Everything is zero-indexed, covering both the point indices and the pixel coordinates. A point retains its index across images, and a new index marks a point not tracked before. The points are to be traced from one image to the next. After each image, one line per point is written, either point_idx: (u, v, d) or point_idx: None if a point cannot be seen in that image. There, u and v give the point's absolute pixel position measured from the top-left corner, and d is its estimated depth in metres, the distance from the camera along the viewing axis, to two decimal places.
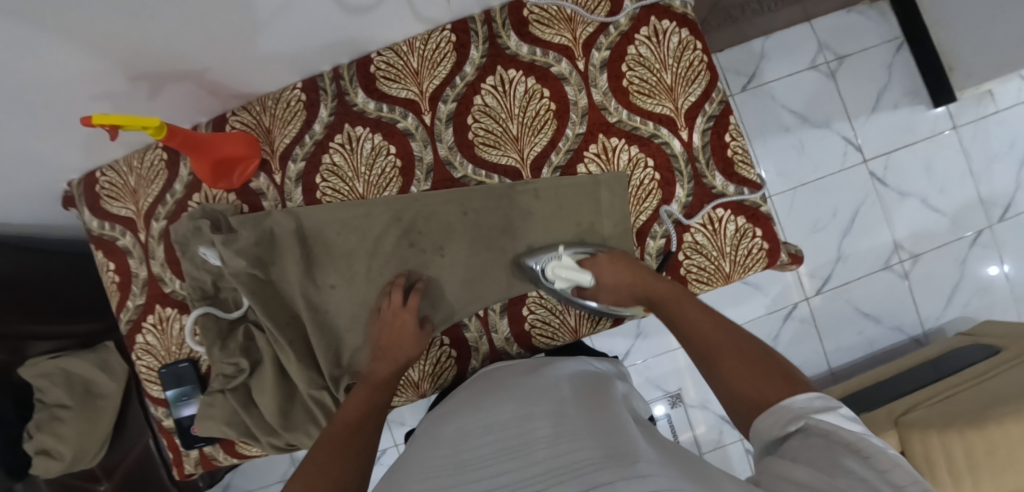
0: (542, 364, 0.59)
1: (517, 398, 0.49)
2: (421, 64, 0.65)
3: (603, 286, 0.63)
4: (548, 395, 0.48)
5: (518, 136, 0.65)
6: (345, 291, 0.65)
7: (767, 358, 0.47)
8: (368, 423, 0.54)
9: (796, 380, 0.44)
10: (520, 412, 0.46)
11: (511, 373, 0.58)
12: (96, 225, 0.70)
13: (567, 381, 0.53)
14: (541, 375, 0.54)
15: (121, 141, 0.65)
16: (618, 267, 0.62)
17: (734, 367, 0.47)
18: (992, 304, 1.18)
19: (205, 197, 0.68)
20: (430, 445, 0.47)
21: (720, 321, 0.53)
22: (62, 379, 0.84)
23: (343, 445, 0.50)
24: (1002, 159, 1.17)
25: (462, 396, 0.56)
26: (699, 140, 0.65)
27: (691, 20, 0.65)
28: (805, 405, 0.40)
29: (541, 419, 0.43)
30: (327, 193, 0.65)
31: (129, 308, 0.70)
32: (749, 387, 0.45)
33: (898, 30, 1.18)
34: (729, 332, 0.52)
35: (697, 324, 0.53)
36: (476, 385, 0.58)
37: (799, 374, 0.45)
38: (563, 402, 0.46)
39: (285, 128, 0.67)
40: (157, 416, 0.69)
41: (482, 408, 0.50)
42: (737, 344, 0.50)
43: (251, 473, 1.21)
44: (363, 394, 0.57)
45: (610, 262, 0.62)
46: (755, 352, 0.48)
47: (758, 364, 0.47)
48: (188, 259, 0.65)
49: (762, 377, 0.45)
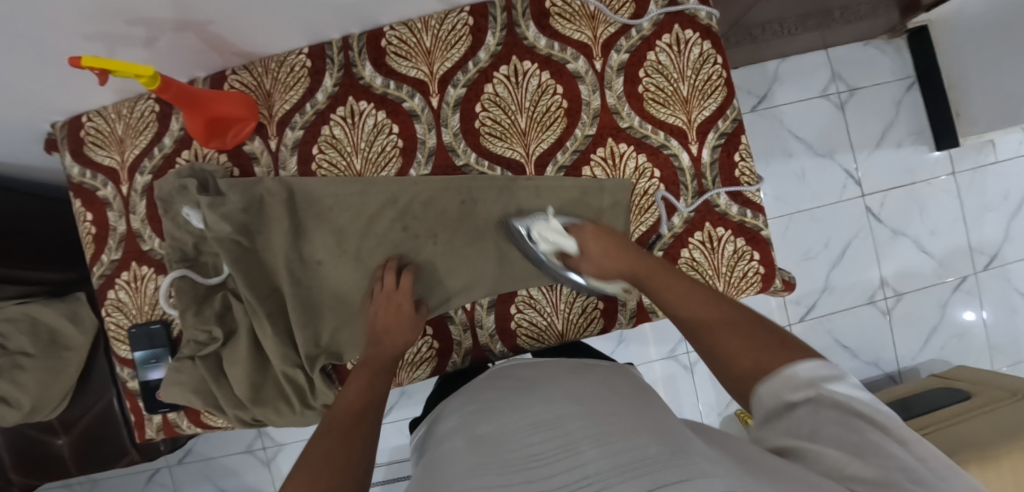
0: (556, 371, 0.57)
1: (550, 400, 0.49)
2: (434, 44, 0.63)
3: (586, 256, 0.60)
4: (578, 399, 0.48)
5: (526, 130, 0.63)
6: (332, 268, 0.63)
7: (761, 329, 0.45)
8: (376, 404, 0.52)
9: (791, 345, 0.42)
10: (557, 412, 0.46)
11: (528, 377, 0.56)
12: (77, 173, 0.67)
13: (601, 387, 0.53)
14: (562, 385, 0.52)
15: (110, 87, 0.62)
16: (603, 238, 0.59)
17: (720, 331, 0.46)
18: (966, 350, 1.20)
19: (195, 155, 0.65)
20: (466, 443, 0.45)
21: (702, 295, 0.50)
22: (28, 326, 0.83)
23: (348, 426, 0.48)
24: (995, 209, 1.19)
25: (490, 395, 0.54)
26: (708, 156, 0.64)
27: (715, 33, 0.64)
28: (814, 372, 0.38)
29: (576, 421, 0.43)
30: (323, 166, 0.63)
31: (103, 262, 0.66)
32: (745, 366, 0.42)
33: (911, 70, 1.18)
34: (713, 303, 0.49)
35: (683, 301, 0.50)
36: (506, 383, 0.56)
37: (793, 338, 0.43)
38: (598, 405, 0.47)
39: (286, 94, 0.64)
40: (122, 376, 0.67)
41: (515, 409, 0.48)
42: (723, 317, 0.47)
43: (215, 442, 1.19)
44: (364, 380, 0.54)
45: (596, 236, 0.59)
46: (747, 324, 0.45)
47: (751, 336, 0.44)
48: (170, 218, 0.63)
49: (758, 350, 0.43)
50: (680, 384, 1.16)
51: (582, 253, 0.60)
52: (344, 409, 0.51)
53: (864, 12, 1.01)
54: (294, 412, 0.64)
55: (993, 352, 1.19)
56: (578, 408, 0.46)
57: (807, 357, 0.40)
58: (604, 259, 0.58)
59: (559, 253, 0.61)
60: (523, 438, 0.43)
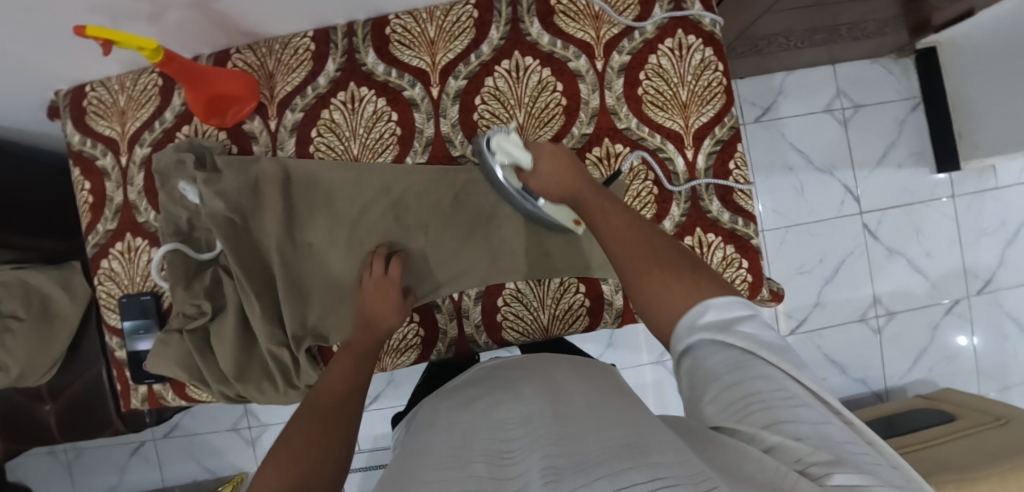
0: (539, 365, 0.58)
1: (523, 396, 0.50)
2: (438, 34, 0.63)
3: (538, 174, 0.57)
4: (551, 395, 0.49)
5: (524, 125, 0.64)
6: (322, 251, 0.64)
7: (680, 259, 0.45)
8: (358, 384, 0.53)
9: (703, 276, 0.43)
10: (528, 409, 0.47)
11: (508, 373, 0.58)
12: (77, 141, 0.67)
13: (578, 383, 0.53)
14: (536, 379, 0.54)
15: (115, 59, 0.63)
16: (557, 157, 0.56)
17: (646, 265, 0.44)
18: (955, 374, 1.19)
19: (194, 131, 0.66)
20: (441, 438, 0.47)
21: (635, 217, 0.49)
22: (21, 292, 0.84)
23: (329, 408, 0.49)
24: (992, 234, 1.18)
25: (468, 394, 0.55)
26: (703, 162, 0.65)
27: (717, 40, 0.64)
28: (719, 313, 0.39)
29: (543, 416, 0.44)
30: (320, 149, 0.64)
31: (98, 232, 0.67)
32: (661, 290, 0.43)
33: (916, 90, 1.18)
34: (642, 228, 0.48)
35: (617, 223, 0.49)
36: (486, 381, 0.57)
37: (705, 270, 0.44)
38: (576, 403, 0.47)
39: (288, 75, 0.64)
40: (111, 345, 0.68)
41: (489, 406, 0.50)
42: (649, 243, 0.46)
43: (201, 418, 1.20)
44: (348, 362, 0.54)
45: (552, 155, 0.57)
46: (670, 253, 0.45)
47: (671, 270, 0.44)
48: (166, 192, 0.63)
49: (676, 278, 0.43)
50: (666, 390, 1.16)
51: (535, 169, 0.57)
52: (328, 390, 0.51)
53: (872, 30, 1.02)
54: (277, 391, 0.65)
55: (982, 377, 1.19)
56: (550, 405, 0.46)
57: (724, 292, 0.41)
58: (554, 181, 0.56)
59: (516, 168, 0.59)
60: (491, 433, 0.44)
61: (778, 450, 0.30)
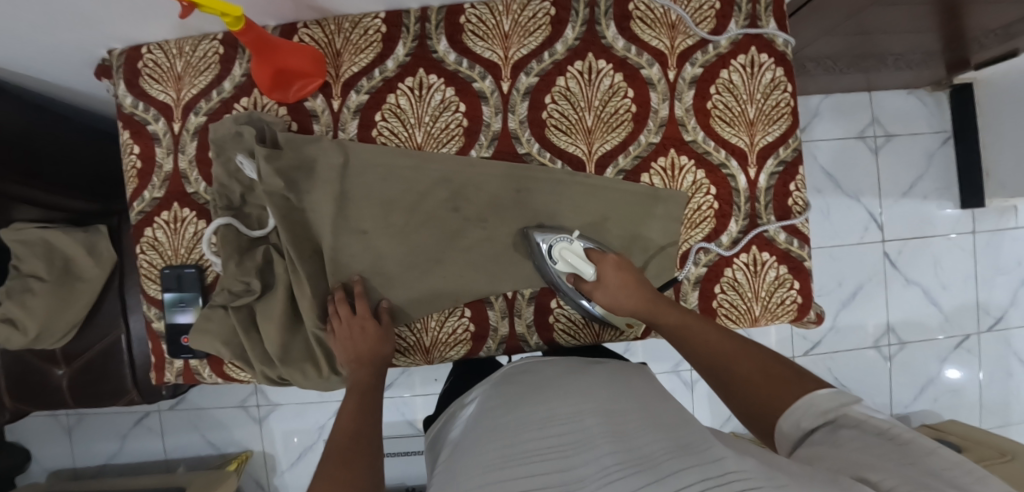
0: (575, 367, 0.59)
1: (567, 397, 0.49)
2: (513, 28, 0.62)
3: (603, 285, 0.58)
4: (595, 396, 0.49)
5: (591, 129, 0.63)
6: (374, 240, 0.61)
7: (776, 362, 0.49)
8: (369, 420, 0.55)
9: (805, 375, 0.47)
10: (579, 408, 0.47)
11: (546, 373, 0.57)
12: (129, 103, 0.65)
13: (620, 385, 0.53)
14: (577, 381, 0.54)
15: (177, 22, 0.61)
16: (621, 268, 0.58)
17: (740, 369, 0.49)
18: (959, 407, 1.22)
19: (254, 104, 0.64)
20: (486, 434, 0.46)
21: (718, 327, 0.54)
22: (43, 251, 0.83)
23: (346, 447, 0.51)
24: (1007, 274, 1.21)
25: (508, 390, 0.54)
26: (764, 181, 0.65)
27: (788, 60, 0.64)
28: (828, 399, 0.43)
29: (594, 417, 0.45)
30: (383, 133, 0.63)
31: (145, 199, 0.65)
32: (766, 395, 0.46)
33: (948, 125, 1.19)
34: (728, 337, 0.53)
35: (702, 330, 0.54)
36: (521, 381, 0.56)
37: (808, 371, 0.48)
38: (627, 404, 0.48)
39: (355, 56, 0.63)
40: (149, 316, 0.66)
41: (531, 405, 0.49)
42: (743, 349, 0.51)
43: (209, 393, 1.18)
44: (353, 402, 0.56)
45: (615, 265, 0.58)
46: (766, 359, 0.49)
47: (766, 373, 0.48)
48: (221, 164, 0.61)
49: (777, 381, 0.47)
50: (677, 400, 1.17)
51: (598, 281, 0.58)
52: (340, 429, 0.53)
53: (915, 62, 1.02)
54: (320, 376, 0.63)
55: (983, 411, 1.22)
56: (600, 408, 0.46)
57: (821, 388, 0.45)
58: (621, 290, 0.57)
59: (574, 275, 0.60)
60: (538, 431, 0.44)
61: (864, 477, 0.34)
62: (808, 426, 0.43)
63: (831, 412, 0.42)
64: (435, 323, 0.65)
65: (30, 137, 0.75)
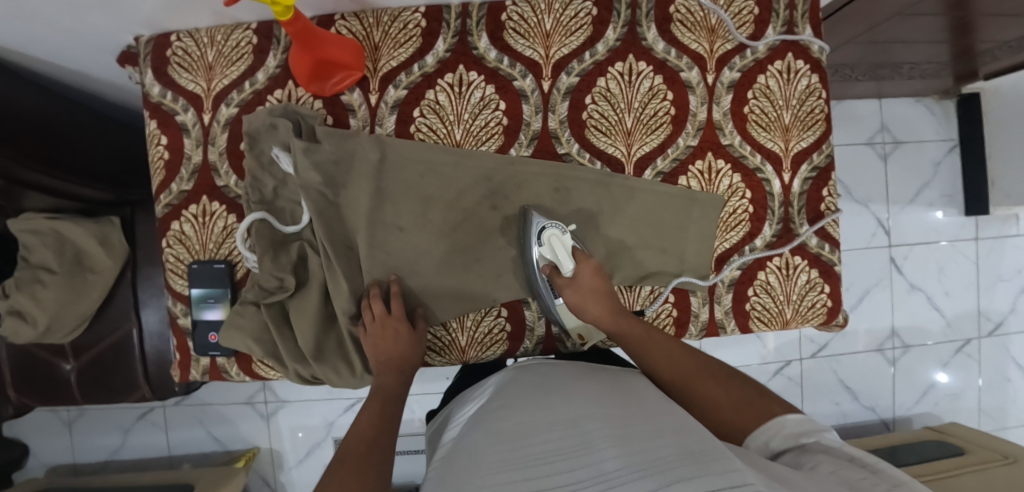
0: (583, 370, 0.57)
1: (571, 400, 0.48)
2: (554, 27, 0.62)
3: (576, 284, 0.58)
4: (601, 399, 0.48)
5: (631, 130, 0.63)
6: (411, 238, 0.61)
7: (738, 380, 0.52)
8: (388, 427, 0.53)
9: (766, 393, 0.51)
10: (579, 413, 0.44)
11: (544, 377, 0.56)
12: (157, 92, 0.63)
13: (622, 386, 0.51)
14: (577, 385, 0.52)
15: (211, 10, 0.59)
16: (598, 276, 0.58)
17: (707, 389, 0.52)
18: (958, 409, 1.25)
19: (288, 96, 0.62)
20: (489, 438, 0.44)
21: (682, 347, 0.56)
22: (54, 242, 0.81)
23: (362, 452, 0.50)
24: (1008, 281, 1.24)
25: (513, 392, 0.53)
26: (798, 186, 0.66)
27: (824, 67, 0.65)
28: (800, 422, 0.46)
29: (597, 421, 0.42)
30: (422, 130, 0.62)
31: (172, 191, 0.64)
32: (737, 414, 0.49)
33: (954, 132, 1.22)
34: (694, 355, 0.55)
35: (670, 347, 0.55)
36: (522, 384, 0.55)
37: (768, 390, 0.51)
38: (623, 407, 0.45)
39: (394, 50, 0.62)
40: (174, 311, 0.65)
41: (537, 408, 0.47)
42: (709, 370, 0.53)
43: (217, 389, 1.16)
44: (375, 408, 0.55)
45: (593, 273, 0.58)
46: (728, 380, 0.52)
47: (731, 392, 0.51)
48: (254, 157, 0.60)
49: (746, 402, 0.50)
50: None
51: (574, 277, 0.58)
52: (359, 436, 0.52)
53: (929, 71, 1.04)
54: (354, 375, 0.62)
55: (982, 414, 1.26)
56: (602, 411, 0.44)
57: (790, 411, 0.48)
58: (590, 295, 0.57)
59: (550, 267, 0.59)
60: (544, 433, 0.42)
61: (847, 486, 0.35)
62: (777, 447, 0.45)
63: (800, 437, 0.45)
64: (471, 322, 0.64)
65: (44, 125, 0.72)
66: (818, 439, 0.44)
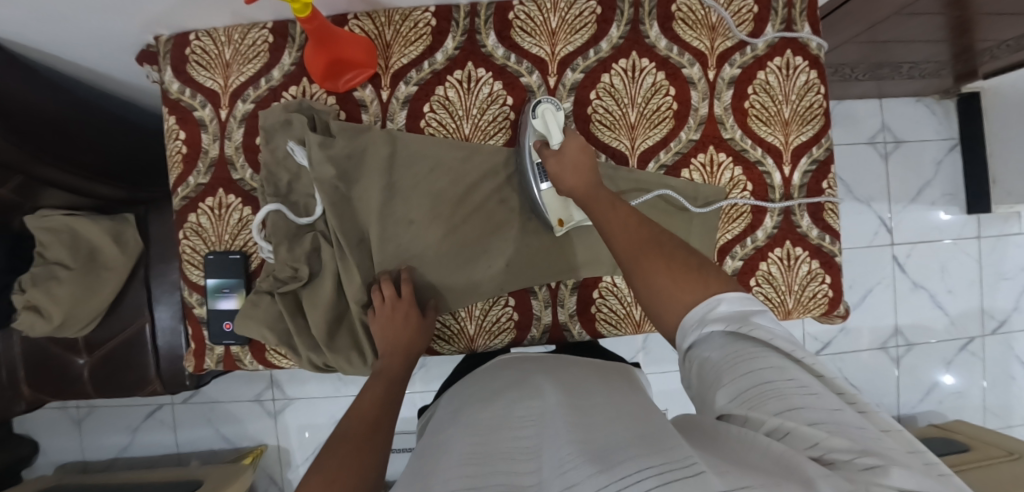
0: (566, 363, 0.59)
1: (542, 392, 0.49)
2: (560, 26, 0.64)
3: (561, 154, 0.56)
4: (569, 390, 0.49)
5: (634, 125, 0.65)
6: (421, 228, 0.62)
7: (686, 255, 0.47)
8: (389, 412, 0.54)
9: (708, 272, 0.46)
10: (544, 406, 0.46)
11: (522, 369, 0.57)
12: (176, 89, 0.66)
13: (598, 382, 0.53)
14: (548, 377, 0.53)
15: (228, 10, 0.61)
16: (584, 153, 0.56)
17: (652, 260, 0.47)
18: (963, 407, 1.25)
19: (303, 93, 0.65)
20: (464, 432, 0.46)
21: (636, 217, 0.51)
22: (68, 237, 0.82)
23: (364, 433, 0.50)
24: (1011, 279, 1.25)
25: (490, 386, 0.54)
26: (798, 179, 0.67)
27: (823, 63, 0.66)
28: (733, 305, 0.42)
29: (562, 411, 0.44)
30: (432, 125, 0.64)
31: (189, 185, 0.66)
32: (671, 281, 0.45)
33: (955, 132, 1.23)
34: (648, 227, 0.50)
35: (625, 219, 0.51)
36: (499, 378, 0.56)
37: (710, 264, 0.47)
38: (583, 399, 0.47)
39: (405, 48, 0.64)
40: (190, 301, 0.66)
41: (507, 398, 0.50)
42: (657, 241, 0.48)
43: (225, 387, 1.17)
44: (381, 389, 0.56)
45: (580, 146, 0.56)
46: (673, 250, 0.47)
47: (675, 262, 0.46)
48: (269, 150, 0.62)
49: (684, 276, 0.45)
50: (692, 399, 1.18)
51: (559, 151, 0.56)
52: (359, 416, 0.52)
53: (928, 71, 1.06)
54: (364, 363, 0.64)
55: (987, 413, 1.26)
56: (565, 399, 0.46)
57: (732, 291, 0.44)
58: (571, 168, 0.55)
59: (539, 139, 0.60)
60: (513, 430, 0.44)
61: (795, 436, 0.31)
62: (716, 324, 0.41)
63: (736, 322, 0.40)
64: (479, 312, 0.66)
65: (73, 125, 0.75)
66: (752, 327, 0.40)
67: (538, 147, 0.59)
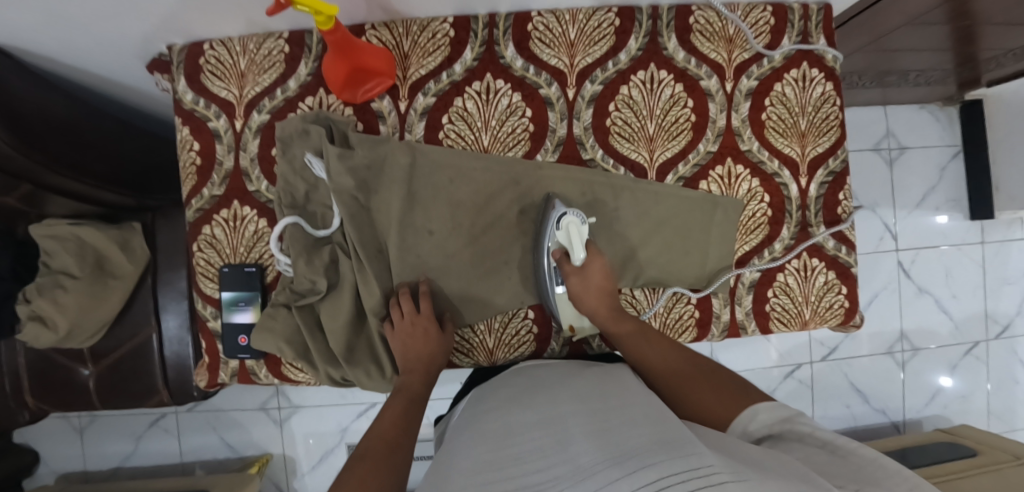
0: (582, 367, 0.58)
1: (554, 399, 0.48)
2: (578, 37, 0.64)
3: (584, 275, 0.59)
4: (582, 394, 0.48)
5: (653, 137, 0.65)
6: (440, 241, 0.62)
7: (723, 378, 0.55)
8: (407, 430, 0.53)
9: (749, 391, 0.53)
10: (556, 411, 0.46)
11: (537, 377, 0.56)
12: (190, 99, 0.65)
13: (611, 380, 0.52)
14: (562, 384, 0.52)
15: (245, 19, 0.60)
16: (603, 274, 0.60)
17: (695, 387, 0.54)
18: (966, 411, 1.27)
19: (320, 103, 0.64)
20: (474, 441, 0.45)
21: (668, 343, 0.59)
22: (75, 248, 0.81)
23: (384, 453, 0.50)
24: (1014, 284, 1.27)
25: (501, 395, 0.54)
26: (815, 190, 0.67)
27: (838, 75, 0.67)
28: (772, 413, 0.49)
29: (577, 417, 0.43)
30: (450, 136, 0.64)
31: (203, 196, 0.65)
32: (718, 406, 0.52)
33: (958, 139, 1.25)
34: (680, 352, 0.58)
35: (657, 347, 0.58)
36: (511, 386, 0.55)
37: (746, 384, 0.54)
38: (604, 400, 0.46)
39: (423, 59, 0.63)
40: (204, 315, 0.66)
41: (523, 408, 0.48)
42: (693, 367, 0.56)
43: (229, 395, 1.16)
44: (400, 408, 0.55)
45: (602, 271, 0.60)
46: (710, 377, 0.55)
47: (714, 387, 0.54)
48: (286, 161, 0.61)
49: (726, 395, 0.53)
50: None
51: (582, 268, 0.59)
52: (381, 435, 0.52)
53: (935, 78, 1.07)
54: (382, 378, 0.63)
55: (991, 417, 1.27)
56: (582, 405, 0.46)
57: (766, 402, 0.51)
58: (594, 290, 0.59)
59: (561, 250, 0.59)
60: (525, 436, 0.43)
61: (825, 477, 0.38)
62: (754, 431, 0.49)
63: (777, 425, 0.48)
64: (499, 324, 0.65)
65: (84, 135, 0.74)
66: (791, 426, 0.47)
67: (558, 258, 0.60)
